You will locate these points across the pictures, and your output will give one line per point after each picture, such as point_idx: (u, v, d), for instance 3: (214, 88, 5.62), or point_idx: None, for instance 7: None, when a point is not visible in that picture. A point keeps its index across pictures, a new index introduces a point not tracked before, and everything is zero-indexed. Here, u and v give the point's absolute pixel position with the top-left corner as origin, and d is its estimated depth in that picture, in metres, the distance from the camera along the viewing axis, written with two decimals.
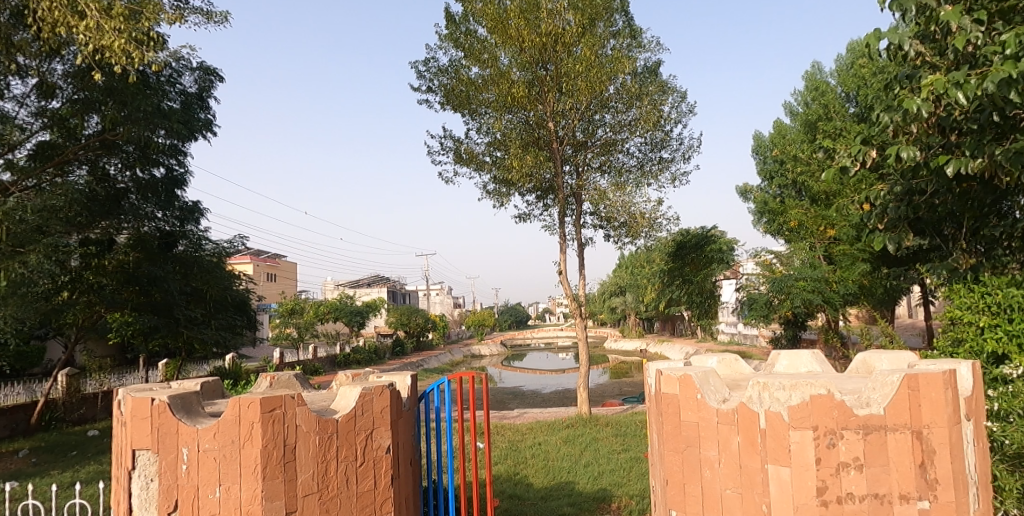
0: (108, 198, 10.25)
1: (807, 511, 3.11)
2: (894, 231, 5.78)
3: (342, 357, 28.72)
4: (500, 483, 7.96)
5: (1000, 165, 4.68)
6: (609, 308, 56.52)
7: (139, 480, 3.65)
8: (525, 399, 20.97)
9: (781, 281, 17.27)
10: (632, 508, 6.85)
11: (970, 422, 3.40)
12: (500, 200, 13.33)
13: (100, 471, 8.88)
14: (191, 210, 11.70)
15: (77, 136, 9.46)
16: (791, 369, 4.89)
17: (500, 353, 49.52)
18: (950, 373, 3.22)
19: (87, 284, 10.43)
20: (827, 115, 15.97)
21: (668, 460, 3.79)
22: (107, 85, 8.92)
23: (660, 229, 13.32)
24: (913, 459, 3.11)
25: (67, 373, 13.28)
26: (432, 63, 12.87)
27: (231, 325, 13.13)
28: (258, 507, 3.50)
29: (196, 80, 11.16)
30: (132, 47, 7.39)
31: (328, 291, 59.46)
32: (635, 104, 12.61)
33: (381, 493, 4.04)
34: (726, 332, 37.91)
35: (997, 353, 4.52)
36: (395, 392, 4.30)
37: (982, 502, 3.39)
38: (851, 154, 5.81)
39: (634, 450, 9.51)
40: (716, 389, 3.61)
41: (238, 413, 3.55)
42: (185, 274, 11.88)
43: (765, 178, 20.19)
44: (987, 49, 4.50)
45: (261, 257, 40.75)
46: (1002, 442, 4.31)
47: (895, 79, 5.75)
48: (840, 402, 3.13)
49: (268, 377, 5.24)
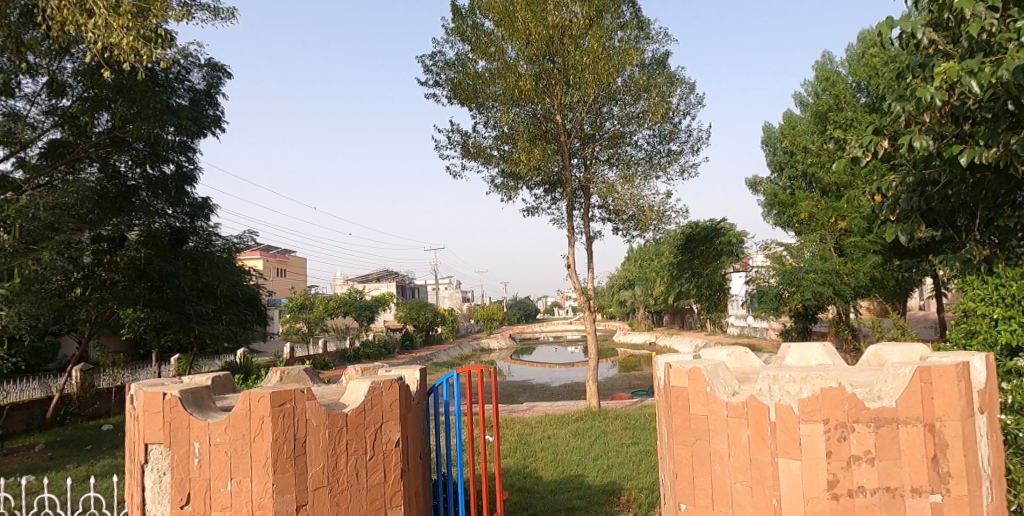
0: (119, 194, 10.29)
1: (818, 506, 3.09)
2: (907, 222, 5.73)
3: (352, 352, 28.90)
4: (509, 476, 7.98)
5: (1015, 155, 4.61)
6: (618, 302, 56.37)
7: (152, 474, 3.68)
8: (535, 392, 21.01)
9: (791, 274, 17.07)
10: (641, 501, 6.87)
11: (984, 415, 3.37)
12: (508, 194, 13.30)
13: (114, 465, 8.99)
14: (201, 206, 11.73)
15: (88, 133, 9.58)
16: (801, 362, 4.86)
17: (509, 347, 49.55)
18: (963, 366, 3.20)
19: (99, 280, 10.54)
20: (837, 106, 15.83)
21: (677, 454, 3.78)
22: (116, 83, 8.95)
23: (669, 222, 13.24)
24: (925, 452, 3.09)
25: (81, 368, 13.44)
26: (439, 57, 12.84)
27: (241, 321, 13.22)
28: (269, 500, 3.53)
29: (204, 77, 11.20)
30: (140, 44, 7.41)
31: (336, 286, 59.52)
32: (643, 97, 12.52)
33: (390, 486, 4.05)
34: (736, 325, 37.67)
35: (1011, 346, 4.46)
36: (404, 386, 4.32)
37: (996, 496, 3.36)
38: (862, 144, 5.76)
39: (642, 444, 9.50)
40: (725, 382, 3.59)
41: (248, 406, 3.57)
42: (196, 269, 11.83)
43: (775, 169, 20.01)
44: (1001, 36, 4.45)
45: (272, 253, 41.01)
46: (1016, 435, 4.23)
47: (907, 68, 5.67)
48: (851, 395, 3.11)
49: (279, 372, 5.28)
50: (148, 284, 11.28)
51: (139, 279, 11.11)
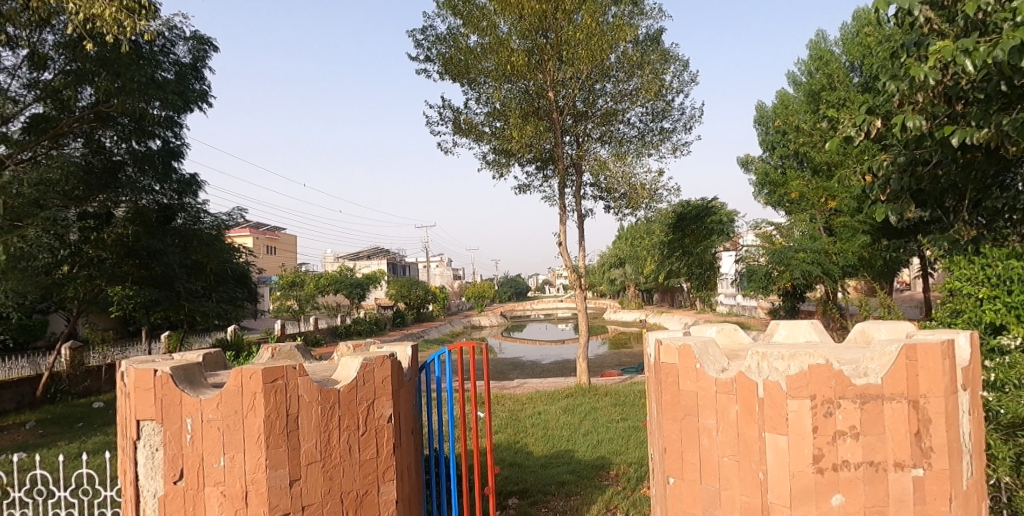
0: (105, 170, 10.13)
1: (803, 479, 3.16)
2: (897, 202, 5.70)
3: (342, 329, 28.97)
4: (501, 451, 8.09)
5: (1007, 136, 4.63)
6: (608, 280, 56.93)
7: (144, 450, 3.69)
8: (526, 369, 21.18)
9: (780, 254, 17.26)
10: (630, 476, 7.00)
11: (967, 392, 3.43)
12: (499, 170, 13.22)
13: (107, 442, 9.00)
14: (188, 183, 11.49)
15: (71, 108, 9.42)
16: (789, 339, 4.90)
17: (500, 325, 49.69)
18: (948, 343, 3.24)
19: (87, 258, 10.20)
20: (831, 85, 15.78)
21: (666, 429, 3.83)
22: (99, 56, 8.82)
23: (660, 200, 13.23)
24: (909, 428, 3.15)
25: (71, 346, 13.38)
26: (430, 31, 12.66)
27: (232, 298, 13.17)
28: (262, 475, 3.56)
29: (189, 50, 10.99)
30: (123, 15, 7.25)
31: (328, 264, 59.77)
32: (636, 73, 12.46)
33: (383, 461, 4.10)
34: (725, 303, 38.27)
35: (995, 324, 4.54)
36: (396, 362, 4.33)
37: (976, 470, 3.44)
38: (855, 124, 5.72)
39: (632, 420, 9.63)
40: (715, 358, 3.62)
41: (240, 383, 3.58)
42: (185, 247, 11.72)
43: (767, 148, 19.98)
44: (997, 16, 4.45)
45: (261, 230, 40.83)
46: (996, 411, 4.28)
47: (901, 47, 5.63)
48: (838, 372, 3.16)
49: (270, 348, 5.26)
50: (136, 261, 11.02)
51: (128, 256, 10.86)
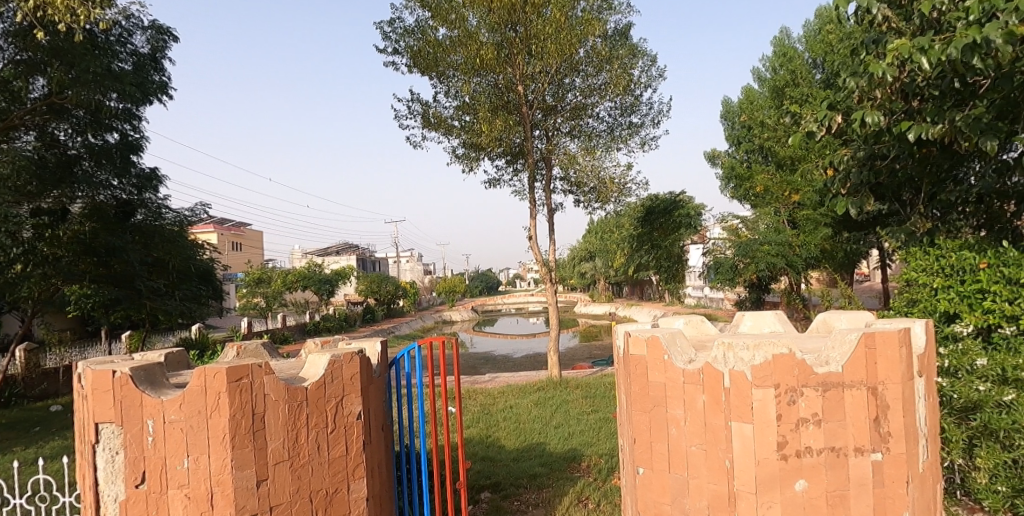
0: (60, 164, 9.81)
1: (768, 466, 3.24)
2: (857, 196, 5.86)
3: (311, 325, 28.60)
4: (473, 446, 8.11)
5: (960, 131, 4.78)
6: (579, 273, 57.29)
7: (104, 454, 3.59)
8: (497, 364, 21.21)
9: (746, 246, 17.58)
10: (601, 467, 7.08)
11: (923, 378, 3.55)
12: (469, 164, 13.17)
13: (65, 446, 8.74)
14: (148, 178, 11.23)
15: (22, 100, 9.04)
16: (754, 330, 5.01)
17: (471, 319, 49.61)
18: (905, 331, 3.34)
19: (42, 256, 9.75)
20: (794, 81, 16.14)
21: (635, 420, 3.87)
22: (52, 45, 8.56)
23: (629, 194, 13.34)
24: (868, 413, 3.25)
25: (26, 348, 12.95)
26: (397, 24, 12.49)
27: (196, 295, 12.90)
28: (228, 476, 3.50)
29: (149, 39, 10.68)
30: (76, 4, 6.99)
31: (296, 260, 58.90)
32: (604, 68, 12.53)
33: (353, 458, 4.07)
34: (693, 295, 38.86)
35: (949, 313, 4.70)
36: (365, 358, 4.29)
37: (931, 453, 3.57)
38: (817, 119, 5.85)
39: (603, 412, 9.72)
40: (682, 350, 3.67)
41: (204, 383, 3.51)
42: (146, 244, 11.38)
43: (733, 143, 20.29)
44: (952, 14, 4.59)
45: (226, 226, 40.00)
46: (950, 396, 4.45)
47: (861, 45, 5.77)
48: (800, 361, 3.24)
49: (235, 347, 5.15)
50: (95, 259, 10.77)
51: (85, 254, 10.56)
